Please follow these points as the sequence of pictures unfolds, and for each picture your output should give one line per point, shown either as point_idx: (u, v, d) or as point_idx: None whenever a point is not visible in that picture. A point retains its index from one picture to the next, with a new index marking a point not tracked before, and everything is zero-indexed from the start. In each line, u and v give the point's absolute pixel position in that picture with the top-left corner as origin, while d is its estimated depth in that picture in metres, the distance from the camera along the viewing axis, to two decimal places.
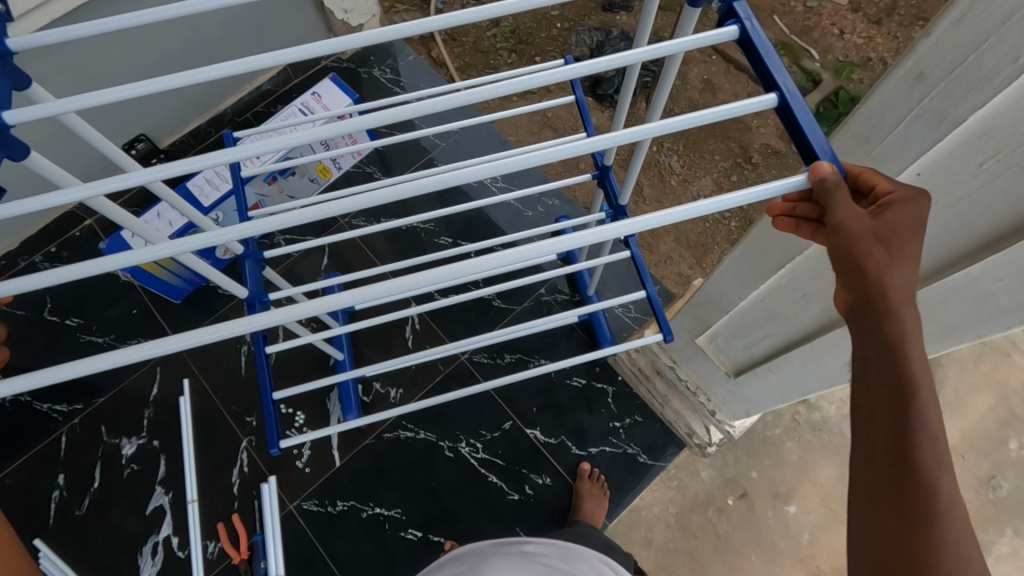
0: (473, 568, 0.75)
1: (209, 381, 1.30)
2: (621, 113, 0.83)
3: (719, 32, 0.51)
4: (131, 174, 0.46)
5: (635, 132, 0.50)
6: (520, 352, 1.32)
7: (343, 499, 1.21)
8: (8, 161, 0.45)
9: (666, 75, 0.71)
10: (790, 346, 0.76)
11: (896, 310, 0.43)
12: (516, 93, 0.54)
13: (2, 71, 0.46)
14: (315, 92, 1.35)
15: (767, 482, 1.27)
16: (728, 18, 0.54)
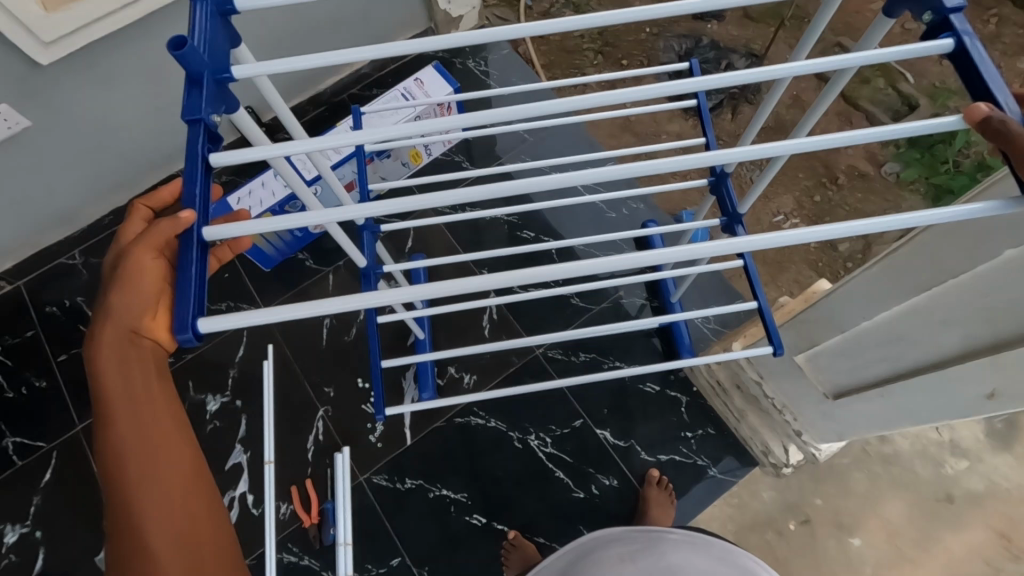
0: (656, 548, 0.83)
1: (292, 349, 1.35)
2: (752, 132, 0.83)
3: (932, 46, 0.50)
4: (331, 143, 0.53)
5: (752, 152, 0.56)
6: (595, 352, 1.32)
7: (411, 477, 1.24)
8: (226, 114, 0.48)
9: (831, 91, 0.70)
10: (910, 373, 0.74)
11: None
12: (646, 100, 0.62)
13: (226, 30, 0.49)
14: (418, 79, 1.38)
15: (832, 511, 1.24)
16: (942, 30, 0.52)
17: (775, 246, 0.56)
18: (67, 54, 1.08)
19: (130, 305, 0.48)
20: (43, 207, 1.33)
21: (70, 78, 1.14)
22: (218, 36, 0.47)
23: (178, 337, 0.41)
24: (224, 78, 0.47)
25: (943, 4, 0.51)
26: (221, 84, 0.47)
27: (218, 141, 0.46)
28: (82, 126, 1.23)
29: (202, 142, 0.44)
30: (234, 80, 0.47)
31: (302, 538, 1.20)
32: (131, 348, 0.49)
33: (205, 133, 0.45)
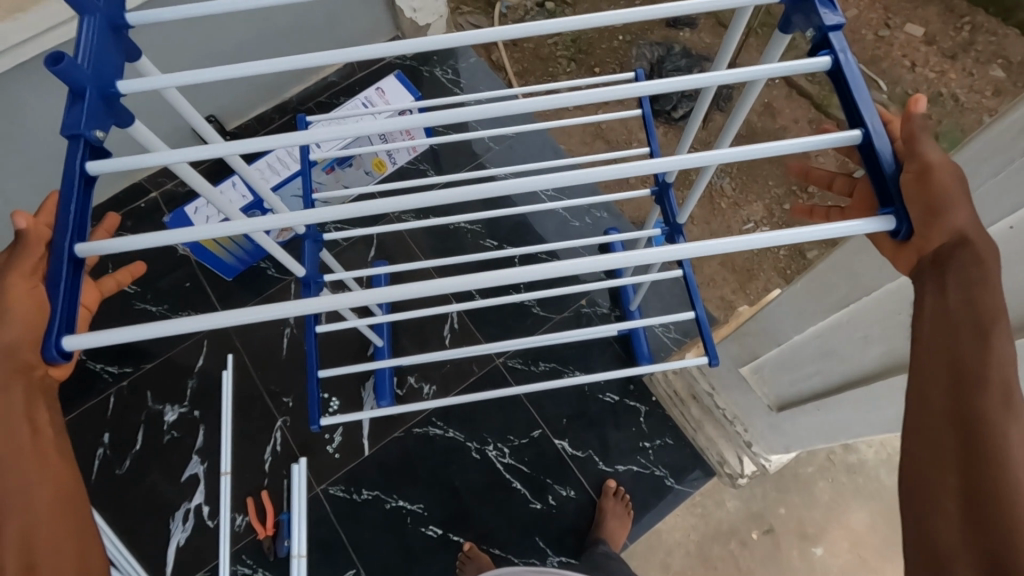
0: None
1: (252, 358, 1.34)
2: (689, 136, 0.82)
3: (808, 63, 0.51)
4: (208, 148, 0.52)
5: (697, 158, 0.53)
6: (555, 361, 1.32)
7: (368, 488, 1.23)
8: (116, 127, 0.49)
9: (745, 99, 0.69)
10: (842, 386, 0.75)
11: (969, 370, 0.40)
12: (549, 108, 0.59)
13: (117, 43, 0.50)
14: (379, 87, 1.38)
15: (795, 520, 1.24)
16: (822, 47, 0.53)
17: (712, 254, 0.52)
18: (17, 64, 1.08)
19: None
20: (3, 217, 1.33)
21: (23, 88, 1.13)
22: (108, 48, 0.49)
23: (43, 354, 0.43)
24: (112, 92, 0.48)
25: (822, 22, 0.52)
26: (109, 98, 0.48)
27: (103, 155, 0.47)
28: (38, 137, 1.22)
29: (81, 158, 0.45)
30: (122, 95, 0.48)
31: (257, 551, 1.19)
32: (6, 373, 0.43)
33: (85, 148, 0.46)
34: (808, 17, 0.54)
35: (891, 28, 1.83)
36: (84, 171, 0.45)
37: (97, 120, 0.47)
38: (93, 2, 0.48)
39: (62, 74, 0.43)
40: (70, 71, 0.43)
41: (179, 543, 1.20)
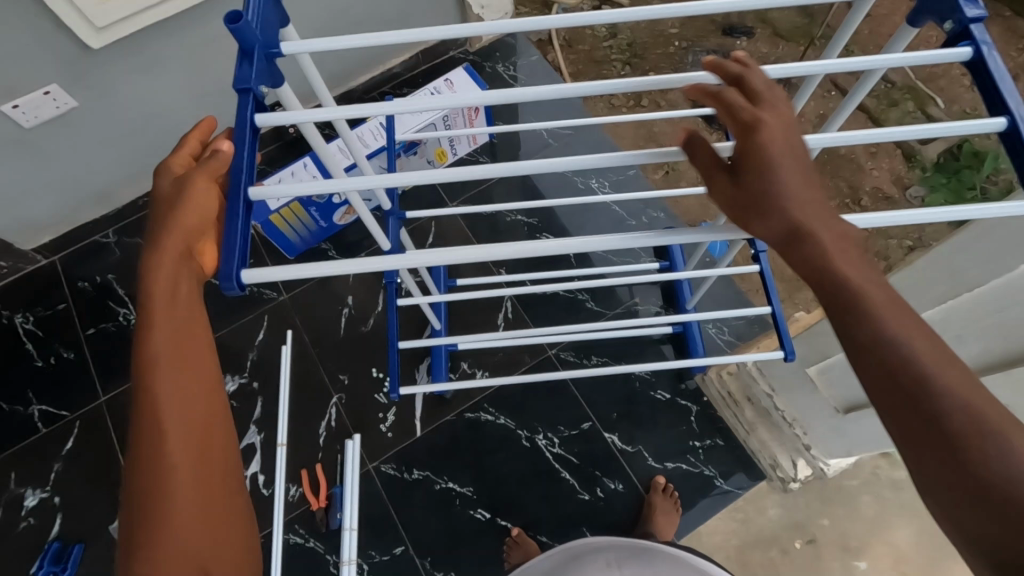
0: (638, 557, 0.86)
1: (310, 335, 1.38)
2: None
3: (947, 54, 0.52)
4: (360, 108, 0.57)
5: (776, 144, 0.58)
6: (606, 355, 1.33)
7: (419, 468, 1.25)
8: (270, 86, 0.53)
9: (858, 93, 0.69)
10: None
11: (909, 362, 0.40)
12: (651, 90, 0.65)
13: (275, 5, 0.54)
14: (448, 79, 1.43)
15: (838, 533, 1.23)
16: (961, 39, 0.54)
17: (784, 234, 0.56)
18: (118, 39, 1.13)
19: (180, 232, 0.51)
20: (82, 187, 1.38)
21: (119, 62, 1.18)
22: (270, 9, 0.52)
23: (225, 286, 0.46)
24: (274, 53, 0.52)
25: (963, 14, 0.53)
26: (270, 58, 0.52)
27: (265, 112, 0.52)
28: (126, 111, 1.28)
29: (251, 110, 0.49)
30: (283, 56, 0.52)
31: (309, 521, 1.22)
32: (175, 266, 0.51)
33: (253, 101, 0.50)
34: (945, 12, 0.54)
35: None
36: (253, 122, 0.49)
37: (263, 77, 0.51)
38: None
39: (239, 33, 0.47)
40: (243, 30, 0.48)
41: None
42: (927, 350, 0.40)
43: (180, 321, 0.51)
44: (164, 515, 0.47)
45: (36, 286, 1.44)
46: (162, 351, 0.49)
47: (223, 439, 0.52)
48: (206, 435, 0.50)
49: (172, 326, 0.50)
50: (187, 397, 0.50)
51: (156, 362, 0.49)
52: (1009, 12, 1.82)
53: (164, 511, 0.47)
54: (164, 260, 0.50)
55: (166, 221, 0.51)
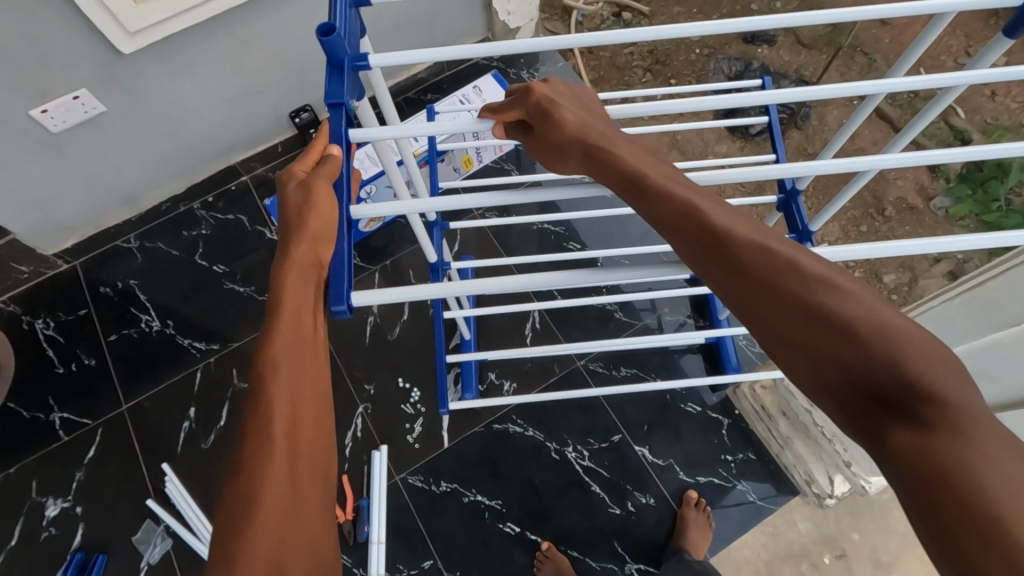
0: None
1: (335, 343, 1.36)
2: (835, 146, 0.81)
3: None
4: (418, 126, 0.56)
5: (835, 168, 0.62)
6: (636, 367, 1.31)
7: (447, 481, 1.24)
8: (353, 99, 0.55)
9: (933, 108, 0.67)
10: None
11: (840, 330, 0.39)
12: (716, 108, 0.65)
13: (356, 17, 0.54)
14: (476, 86, 1.41)
15: (871, 549, 1.21)
16: None
17: (843, 257, 0.63)
18: (149, 44, 1.12)
19: (309, 238, 0.49)
20: (108, 191, 1.37)
21: (150, 66, 1.17)
22: (351, 21, 0.53)
23: (336, 308, 0.49)
24: (360, 66, 0.53)
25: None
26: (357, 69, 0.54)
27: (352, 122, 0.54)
28: (154, 115, 1.27)
29: (343, 125, 0.52)
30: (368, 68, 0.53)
31: (335, 533, 1.20)
32: (305, 273, 0.49)
33: (345, 116, 0.52)
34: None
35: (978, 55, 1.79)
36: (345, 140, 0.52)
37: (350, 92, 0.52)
38: None
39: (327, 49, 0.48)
40: (335, 43, 0.50)
41: None
42: (842, 304, 0.39)
43: (304, 322, 0.49)
44: (255, 516, 0.42)
45: (57, 290, 1.42)
46: (285, 348, 0.47)
47: (323, 455, 0.48)
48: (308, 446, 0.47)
49: (290, 349, 0.48)
50: (299, 409, 0.47)
51: (278, 361, 0.47)
52: None
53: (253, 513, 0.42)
54: (295, 260, 0.49)
55: (297, 227, 0.49)
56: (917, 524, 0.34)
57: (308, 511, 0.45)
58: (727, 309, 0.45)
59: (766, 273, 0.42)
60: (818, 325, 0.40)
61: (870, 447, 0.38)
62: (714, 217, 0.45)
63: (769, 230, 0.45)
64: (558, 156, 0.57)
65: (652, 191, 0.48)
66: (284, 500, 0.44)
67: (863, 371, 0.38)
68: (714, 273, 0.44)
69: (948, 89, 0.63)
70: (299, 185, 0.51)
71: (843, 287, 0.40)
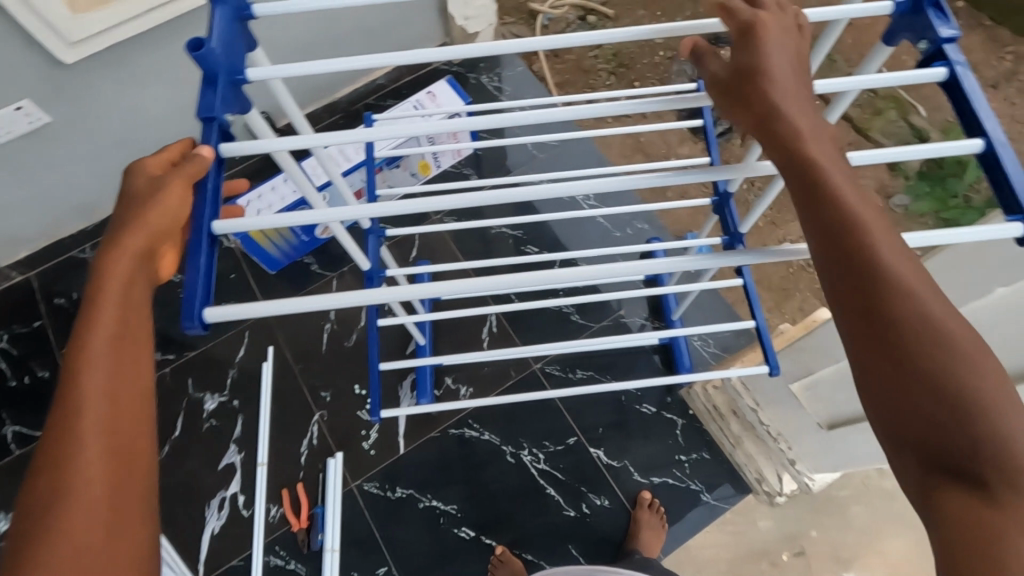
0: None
1: (292, 351, 1.36)
2: (759, 144, 0.85)
3: (918, 74, 0.51)
4: (315, 138, 0.57)
5: (747, 171, 0.61)
6: (593, 369, 1.32)
7: (403, 486, 1.23)
8: (236, 113, 0.56)
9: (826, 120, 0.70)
10: None
11: (949, 378, 0.42)
12: (635, 111, 0.66)
13: (241, 32, 0.56)
14: (430, 91, 1.42)
15: (829, 545, 1.22)
16: (935, 60, 0.54)
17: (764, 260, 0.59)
18: (93, 54, 1.12)
19: (145, 228, 0.48)
20: (59, 202, 1.36)
21: (94, 75, 1.16)
22: (236, 36, 0.55)
23: (188, 327, 0.49)
24: (238, 80, 0.54)
25: (939, 36, 0.52)
26: (236, 84, 0.54)
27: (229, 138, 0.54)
28: (102, 124, 1.26)
29: (215, 140, 0.53)
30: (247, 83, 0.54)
31: (290, 542, 1.20)
32: (136, 262, 0.48)
33: (217, 130, 0.53)
34: (922, 31, 0.54)
35: None
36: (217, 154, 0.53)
37: (227, 106, 0.53)
38: None
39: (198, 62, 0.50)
40: (205, 56, 0.50)
41: (214, 531, 1.22)
42: (962, 358, 0.42)
43: (130, 310, 0.47)
44: (56, 523, 0.41)
45: (10, 303, 1.40)
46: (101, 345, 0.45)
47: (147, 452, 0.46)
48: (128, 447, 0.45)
49: (109, 340, 0.46)
50: (118, 405, 0.45)
51: (92, 357, 0.45)
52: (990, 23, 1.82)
53: (57, 517, 0.41)
54: (126, 249, 0.47)
55: (135, 216, 0.49)
56: (937, 545, 0.41)
57: (121, 520, 0.43)
58: (827, 306, 0.46)
59: (888, 295, 0.43)
60: (940, 365, 0.42)
61: (909, 471, 0.43)
62: (856, 219, 0.44)
63: (912, 254, 0.45)
64: (745, 112, 0.51)
65: (825, 185, 0.45)
66: (97, 503, 0.42)
67: (964, 416, 0.41)
68: (837, 273, 0.45)
69: (835, 99, 0.66)
70: (148, 177, 0.51)
71: (968, 348, 0.42)
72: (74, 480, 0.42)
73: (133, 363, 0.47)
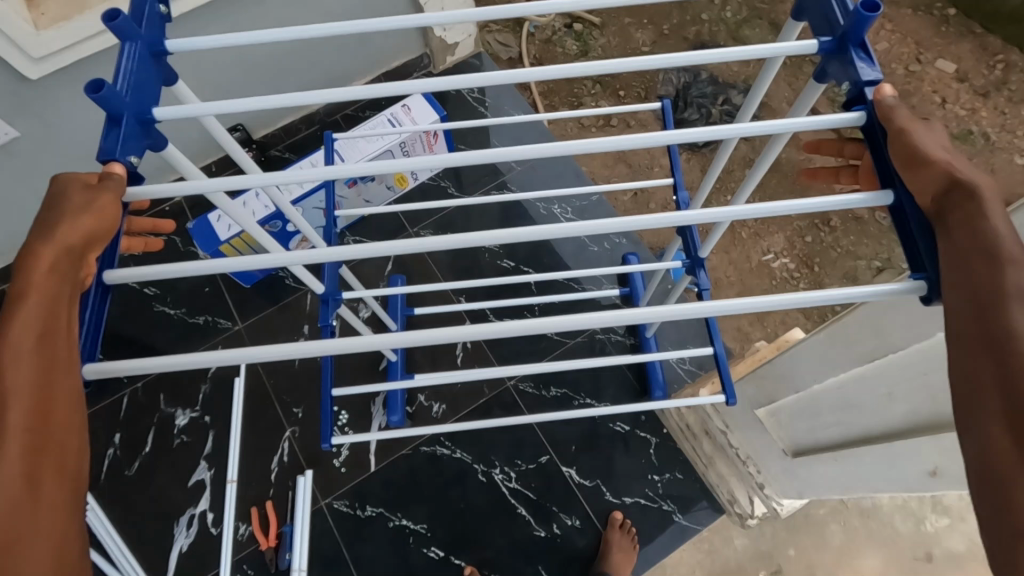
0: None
1: (264, 366, 1.35)
2: (706, 188, 0.88)
3: (845, 116, 0.51)
4: (243, 177, 0.55)
5: (717, 213, 0.53)
6: (566, 387, 1.31)
7: (372, 505, 1.22)
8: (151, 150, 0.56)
9: (770, 151, 0.72)
10: (864, 440, 0.72)
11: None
12: (593, 151, 0.60)
13: (156, 68, 0.58)
14: (405, 104, 1.40)
15: (804, 564, 1.20)
16: (858, 102, 0.54)
17: (724, 314, 0.53)
18: (58, 70, 1.11)
19: (79, 223, 0.47)
20: (30, 215, 1.35)
21: (60, 90, 1.15)
22: (148, 74, 0.56)
23: None
24: (147, 118, 0.55)
25: (859, 76, 0.52)
26: (144, 122, 0.55)
27: (137, 178, 0.54)
28: (72, 138, 1.25)
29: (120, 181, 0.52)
30: (157, 121, 0.55)
31: (258, 561, 1.19)
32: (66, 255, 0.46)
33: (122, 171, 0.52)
34: (845, 71, 0.55)
35: (923, 63, 1.78)
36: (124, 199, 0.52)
37: (131, 146, 0.53)
38: (138, 31, 0.55)
39: (100, 100, 0.49)
40: (108, 98, 0.50)
41: (183, 548, 1.21)
42: None
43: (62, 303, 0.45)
44: None
45: None
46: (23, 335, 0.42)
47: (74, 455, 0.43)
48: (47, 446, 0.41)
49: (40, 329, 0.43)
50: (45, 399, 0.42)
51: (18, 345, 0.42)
52: (980, 30, 1.79)
53: None
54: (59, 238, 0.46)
55: (65, 213, 0.47)
56: None
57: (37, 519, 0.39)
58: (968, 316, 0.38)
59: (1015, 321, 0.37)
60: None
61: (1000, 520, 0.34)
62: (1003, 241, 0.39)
63: None
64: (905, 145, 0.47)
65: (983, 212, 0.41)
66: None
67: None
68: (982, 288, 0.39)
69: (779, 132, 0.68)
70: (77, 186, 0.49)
71: None
72: None
73: (58, 355, 0.43)
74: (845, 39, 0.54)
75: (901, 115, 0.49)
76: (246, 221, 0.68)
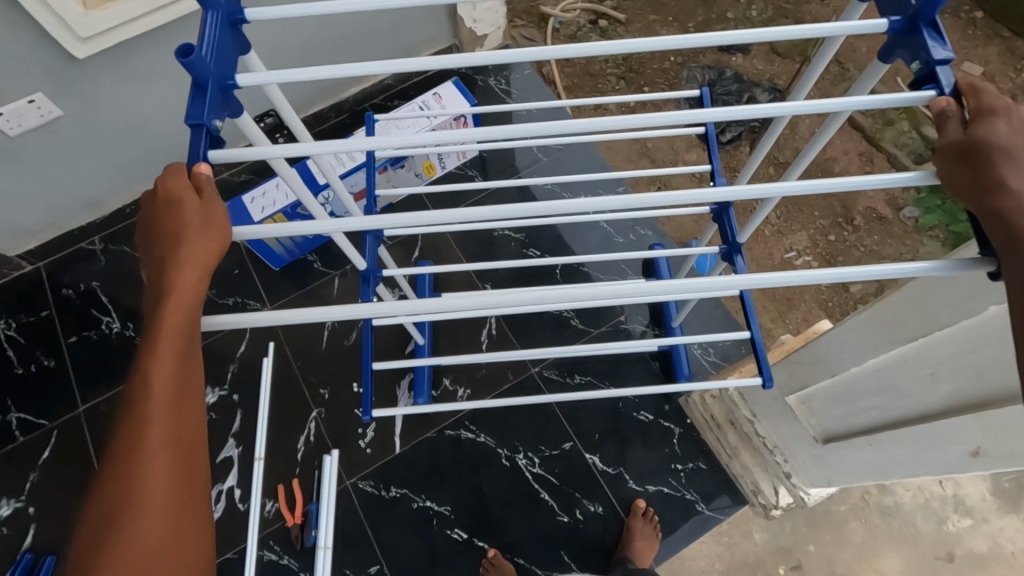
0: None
1: (291, 347, 1.37)
2: (751, 167, 0.89)
3: (915, 97, 0.52)
4: (301, 146, 0.56)
5: (771, 188, 0.55)
6: (591, 375, 1.31)
7: (396, 486, 1.24)
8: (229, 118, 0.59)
9: (820, 138, 0.73)
10: (900, 423, 0.72)
11: None
12: (649, 126, 0.60)
13: (233, 37, 0.60)
14: (436, 93, 1.42)
15: (825, 559, 1.20)
16: (930, 81, 0.55)
17: (768, 286, 0.56)
18: (103, 49, 1.13)
19: (202, 248, 0.50)
20: (68, 193, 1.38)
21: (104, 69, 1.18)
22: (226, 44, 0.59)
23: None
24: (229, 86, 0.57)
25: (931, 56, 0.54)
26: (226, 89, 0.57)
27: (219, 144, 0.56)
28: (112, 118, 1.28)
29: (202, 146, 0.54)
30: (237, 88, 0.57)
31: (284, 537, 1.21)
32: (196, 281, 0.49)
33: (206, 138, 0.54)
34: (916, 51, 0.56)
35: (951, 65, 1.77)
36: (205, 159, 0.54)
37: (215, 112, 0.55)
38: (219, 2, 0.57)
39: (189, 66, 0.52)
40: (196, 63, 0.52)
41: None
42: None
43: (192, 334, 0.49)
44: (127, 544, 0.43)
45: (20, 292, 1.43)
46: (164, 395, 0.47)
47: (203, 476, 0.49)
48: (189, 493, 0.47)
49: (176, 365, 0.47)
50: (182, 429, 0.47)
51: (158, 384, 0.46)
52: (1008, 34, 1.78)
53: (130, 538, 0.44)
54: (189, 267, 0.49)
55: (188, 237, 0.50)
56: None
57: (185, 539, 0.46)
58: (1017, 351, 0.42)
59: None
60: None
61: None
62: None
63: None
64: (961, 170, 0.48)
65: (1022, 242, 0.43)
66: (155, 525, 0.44)
67: None
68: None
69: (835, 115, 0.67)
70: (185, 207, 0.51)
71: None
72: (144, 503, 0.45)
73: (190, 387, 0.48)
74: (917, 18, 0.56)
75: (955, 141, 0.48)
76: (302, 192, 0.70)
